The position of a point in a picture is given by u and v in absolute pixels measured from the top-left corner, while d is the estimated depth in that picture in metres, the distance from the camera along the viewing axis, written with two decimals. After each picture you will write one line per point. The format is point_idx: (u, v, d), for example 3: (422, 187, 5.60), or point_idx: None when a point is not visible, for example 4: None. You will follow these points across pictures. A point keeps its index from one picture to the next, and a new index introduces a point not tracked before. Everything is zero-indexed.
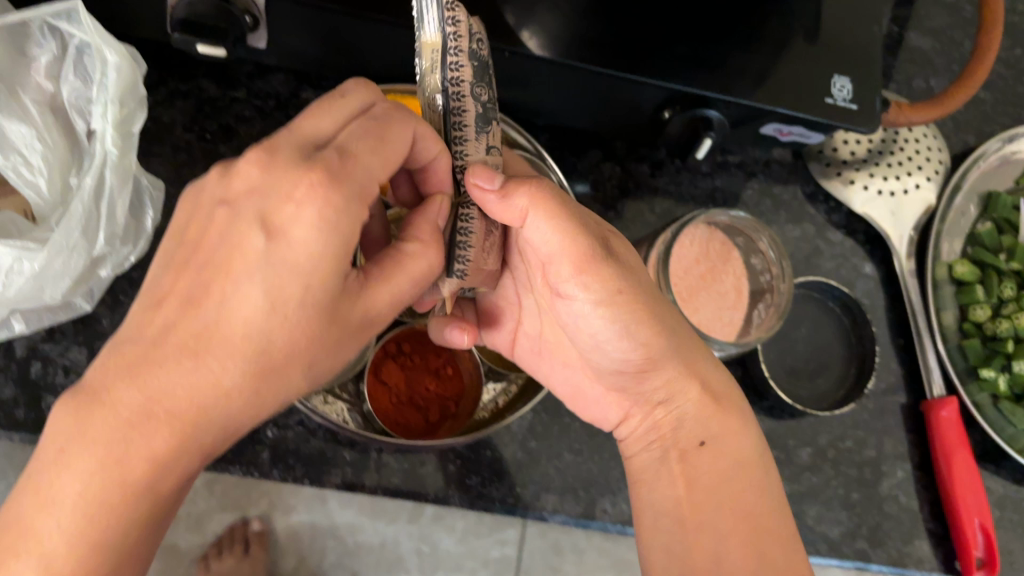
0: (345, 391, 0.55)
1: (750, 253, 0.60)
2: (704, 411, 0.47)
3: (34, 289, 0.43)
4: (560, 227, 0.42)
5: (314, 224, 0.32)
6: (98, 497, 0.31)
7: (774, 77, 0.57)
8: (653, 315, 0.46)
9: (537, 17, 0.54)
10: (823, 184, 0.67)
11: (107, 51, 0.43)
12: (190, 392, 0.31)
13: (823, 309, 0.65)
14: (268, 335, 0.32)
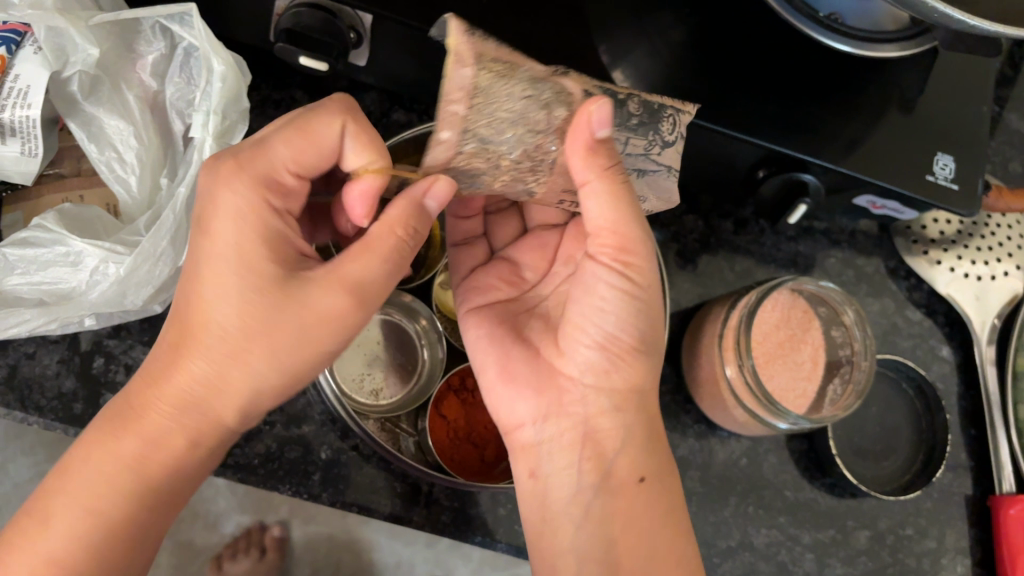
0: (404, 423, 0.54)
1: (832, 325, 0.58)
2: (642, 444, 0.45)
3: (117, 294, 0.45)
4: (622, 209, 0.41)
5: (234, 220, 0.38)
6: (115, 475, 0.40)
7: (873, 147, 0.55)
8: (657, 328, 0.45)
9: (632, 57, 0.55)
10: (908, 261, 0.65)
11: (215, 60, 0.44)
12: (189, 381, 0.39)
13: (895, 389, 0.63)
14: (219, 329, 0.38)
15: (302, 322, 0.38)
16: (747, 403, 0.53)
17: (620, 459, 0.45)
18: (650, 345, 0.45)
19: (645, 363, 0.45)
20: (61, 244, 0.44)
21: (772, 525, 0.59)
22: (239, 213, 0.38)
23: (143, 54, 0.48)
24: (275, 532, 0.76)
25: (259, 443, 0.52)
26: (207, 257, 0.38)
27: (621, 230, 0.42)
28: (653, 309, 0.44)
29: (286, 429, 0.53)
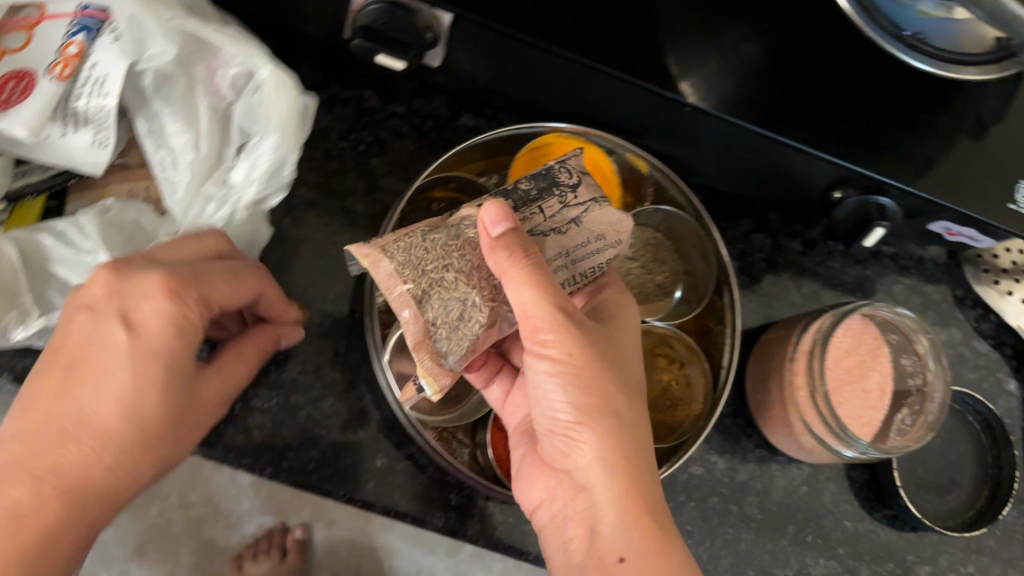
0: (462, 433, 0.52)
1: (902, 352, 0.56)
2: (631, 520, 0.40)
3: None
4: (540, 291, 0.38)
5: (161, 307, 0.40)
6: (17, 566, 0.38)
7: (953, 171, 0.53)
8: (619, 389, 0.42)
9: (704, 66, 0.51)
10: (976, 290, 0.63)
11: None
12: (76, 462, 0.39)
13: (959, 421, 0.61)
14: (115, 402, 0.39)
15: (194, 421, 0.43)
16: (816, 429, 0.52)
17: (607, 539, 0.40)
18: (609, 410, 0.41)
19: (614, 435, 0.41)
20: (96, 254, 0.45)
21: (830, 556, 0.58)
22: (162, 316, 0.40)
23: (224, 65, 0.45)
24: (297, 534, 0.81)
25: (313, 447, 0.51)
26: (145, 344, 0.39)
27: (532, 312, 0.39)
28: (603, 378, 0.41)
29: (342, 433, 0.51)
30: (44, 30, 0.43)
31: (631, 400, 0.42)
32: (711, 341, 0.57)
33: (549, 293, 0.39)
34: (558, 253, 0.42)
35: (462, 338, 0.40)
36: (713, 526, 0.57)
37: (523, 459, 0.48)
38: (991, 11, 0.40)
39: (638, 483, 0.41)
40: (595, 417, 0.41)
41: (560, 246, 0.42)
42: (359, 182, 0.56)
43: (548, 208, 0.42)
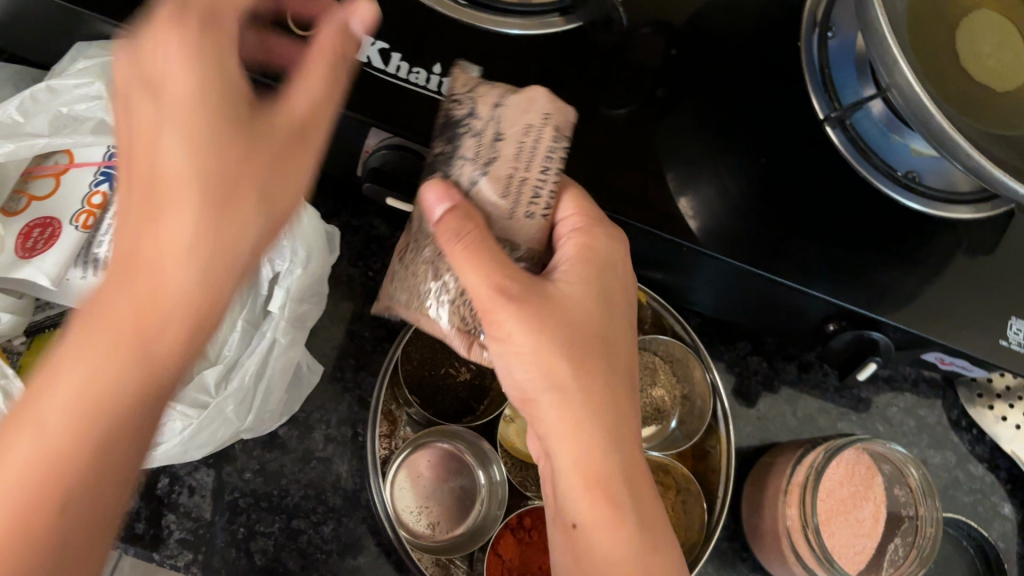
0: (459, 561, 0.53)
1: (895, 481, 0.57)
2: (584, 487, 0.41)
3: (179, 452, 0.46)
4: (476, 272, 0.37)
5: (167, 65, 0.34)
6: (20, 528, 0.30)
7: (938, 309, 0.55)
8: (571, 358, 0.40)
9: (695, 190, 0.54)
10: (971, 413, 0.64)
11: None
12: (81, 387, 0.32)
13: (954, 547, 0.62)
14: (165, 281, 0.33)
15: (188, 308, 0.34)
16: (808, 557, 0.52)
17: (566, 498, 0.42)
18: (553, 387, 0.40)
19: (570, 417, 0.40)
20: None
21: None
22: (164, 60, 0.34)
23: None
24: None
25: (313, 571, 0.52)
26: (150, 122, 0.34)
27: (474, 292, 0.38)
28: (560, 331, 0.40)
29: (342, 558, 0.52)
30: (72, 177, 0.46)
31: (591, 365, 0.40)
32: (708, 464, 0.58)
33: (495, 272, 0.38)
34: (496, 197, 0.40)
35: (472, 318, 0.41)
36: None
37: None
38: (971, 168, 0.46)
39: (596, 452, 0.40)
40: (544, 395, 0.40)
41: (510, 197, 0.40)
42: (366, 306, 0.57)
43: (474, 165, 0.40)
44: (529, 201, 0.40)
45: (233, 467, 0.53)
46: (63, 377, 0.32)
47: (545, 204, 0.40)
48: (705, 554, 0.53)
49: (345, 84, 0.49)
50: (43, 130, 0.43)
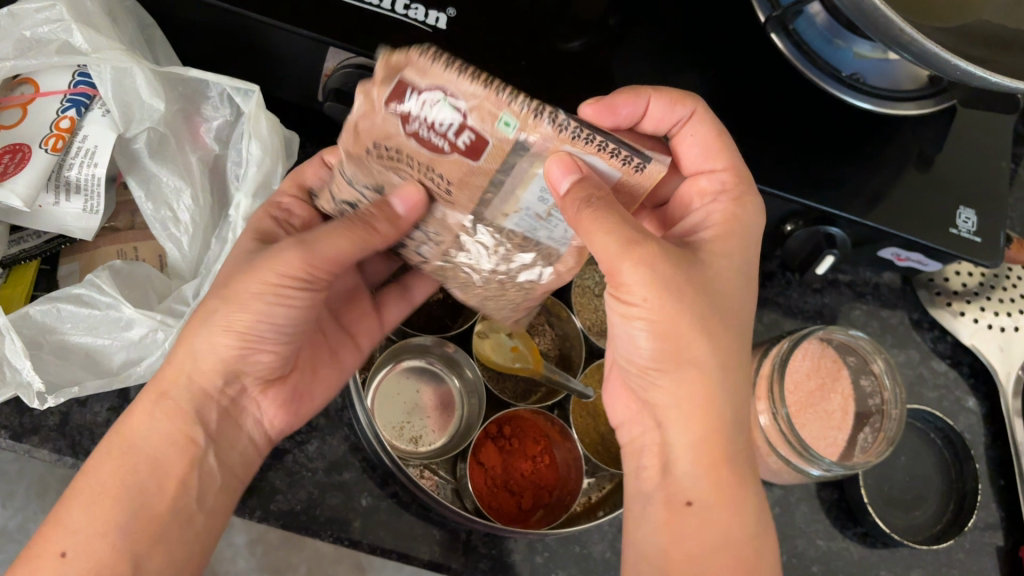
0: (443, 470, 0.55)
1: (861, 374, 0.59)
2: (698, 466, 0.41)
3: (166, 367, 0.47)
4: (614, 237, 0.38)
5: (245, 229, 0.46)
6: (117, 495, 0.42)
7: (890, 199, 0.56)
8: (708, 329, 0.40)
9: None
10: (931, 313, 0.67)
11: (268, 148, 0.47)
12: (129, 468, 0.42)
13: (923, 440, 0.64)
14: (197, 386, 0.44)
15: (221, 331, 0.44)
16: (782, 449, 0.54)
17: (680, 475, 0.42)
18: (689, 359, 0.40)
19: (704, 390, 0.41)
20: (115, 311, 0.46)
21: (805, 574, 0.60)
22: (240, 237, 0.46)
23: (206, 120, 0.50)
24: None
25: (301, 489, 0.53)
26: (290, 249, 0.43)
27: (600, 253, 0.39)
28: (697, 294, 0.40)
29: (328, 474, 0.54)
30: (38, 106, 0.46)
31: (723, 342, 0.41)
32: None
33: (620, 233, 0.38)
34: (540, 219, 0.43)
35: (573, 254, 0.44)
36: None
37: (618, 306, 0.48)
38: (917, 52, 0.44)
39: (716, 433, 0.41)
40: (677, 366, 0.41)
41: (513, 196, 0.41)
42: None
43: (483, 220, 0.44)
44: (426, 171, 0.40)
45: None
46: (98, 488, 0.42)
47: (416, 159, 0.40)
48: None
49: (299, 5, 0.50)
50: (8, 52, 0.45)
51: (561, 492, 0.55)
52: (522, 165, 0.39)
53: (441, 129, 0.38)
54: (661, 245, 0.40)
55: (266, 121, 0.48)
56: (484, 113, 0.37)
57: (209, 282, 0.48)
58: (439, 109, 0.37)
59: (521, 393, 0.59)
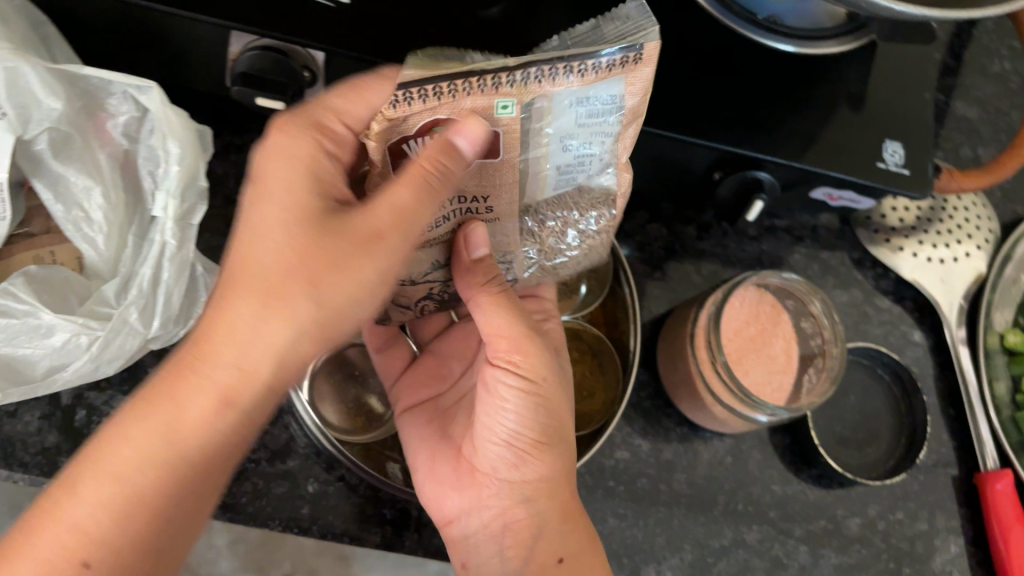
0: (388, 446, 0.55)
1: (801, 316, 0.59)
2: (564, 525, 0.47)
3: (89, 369, 0.46)
4: (504, 324, 0.44)
5: (280, 157, 0.38)
6: (127, 496, 0.35)
7: (823, 140, 0.56)
8: (562, 413, 0.46)
9: None
10: (871, 251, 0.67)
11: (170, 142, 0.47)
12: (134, 459, 0.35)
13: (872, 377, 0.64)
14: (242, 366, 0.36)
15: (265, 294, 0.35)
16: (725, 398, 0.54)
17: (542, 545, 0.46)
18: (561, 439, 0.46)
19: (569, 466, 0.47)
20: (32, 316, 0.44)
21: (763, 521, 0.60)
22: (275, 170, 0.37)
23: (111, 116, 0.48)
24: None
25: (245, 481, 0.53)
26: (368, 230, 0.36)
27: (498, 333, 0.44)
28: (555, 395, 0.46)
29: (271, 464, 0.54)
30: None
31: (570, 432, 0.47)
32: (621, 332, 0.59)
33: (521, 319, 0.44)
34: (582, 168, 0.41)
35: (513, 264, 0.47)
36: (646, 507, 0.58)
37: (427, 456, 0.50)
38: None
39: (567, 502, 0.47)
40: (549, 443, 0.46)
41: (543, 178, 0.41)
42: None
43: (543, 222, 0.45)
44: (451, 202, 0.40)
45: None
46: (99, 482, 0.35)
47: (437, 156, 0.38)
48: (626, 393, 0.55)
49: None
50: None
51: None
52: (533, 127, 0.37)
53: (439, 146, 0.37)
54: (547, 346, 0.45)
55: (175, 116, 0.47)
56: (480, 104, 0.35)
57: (131, 281, 0.47)
58: (434, 132, 0.36)
59: None
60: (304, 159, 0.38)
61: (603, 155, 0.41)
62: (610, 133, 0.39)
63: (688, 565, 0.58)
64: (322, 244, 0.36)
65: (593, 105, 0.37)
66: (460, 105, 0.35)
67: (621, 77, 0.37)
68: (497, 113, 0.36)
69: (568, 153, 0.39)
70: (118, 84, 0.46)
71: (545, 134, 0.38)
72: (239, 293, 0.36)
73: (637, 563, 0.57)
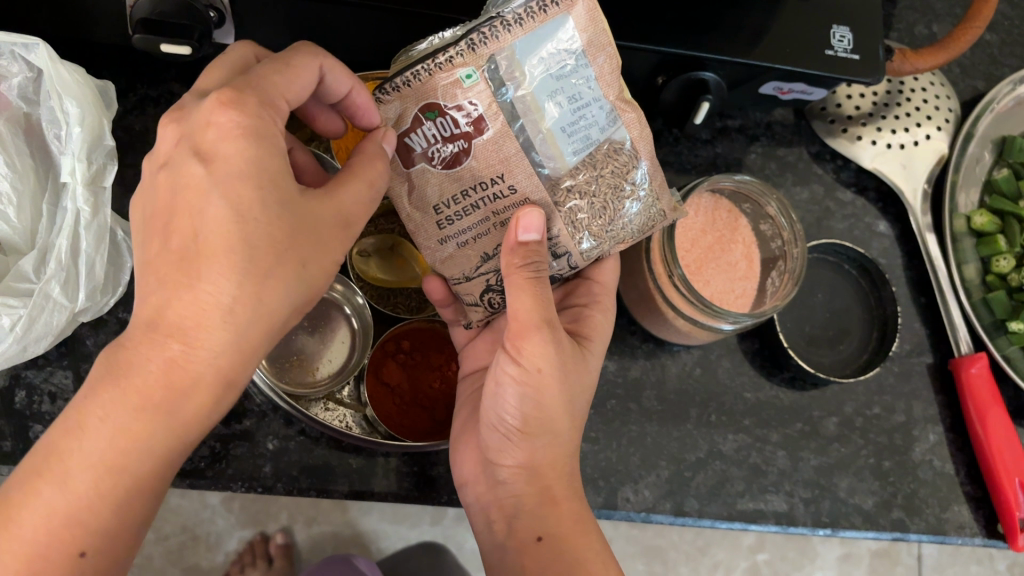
0: (348, 396, 0.53)
1: (759, 219, 0.57)
2: (542, 506, 0.42)
3: (17, 350, 0.44)
4: (522, 304, 0.40)
5: (240, 139, 0.32)
6: (121, 472, 0.33)
7: (770, 33, 0.52)
8: (562, 393, 0.42)
9: None
10: (829, 143, 0.64)
11: (67, 101, 0.45)
12: (133, 445, 0.33)
13: (839, 273, 0.62)
14: (236, 347, 0.33)
15: (274, 273, 0.32)
16: (689, 311, 0.52)
17: (525, 521, 0.42)
18: (553, 428, 0.42)
19: (566, 459, 0.44)
20: None
21: (738, 429, 0.59)
22: (245, 157, 0.32)
23: (4, 79, 0.46)
24: None
25: (203, 446, 0.51)
26: (345, 199, 0.35)
27: (517, 312, 0.40)
28: (569, 379, 0.42)
29: (227, 425, 0.52)
30: None
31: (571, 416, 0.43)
32: None
33: (539, 307, 0.40)
34: (586, 121, 0.41)
35: (593, 244, 0.44)
36: (617, 428, 0.57)
37: (466, 422, 0.49)
38: None
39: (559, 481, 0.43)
40: (538, 434, 0.42)
41: (542, 134, 0.40)
42: None
43: (574, 204, 0.42)
44: (439, 146, 0.40)
45: (90, 364, 0.52)
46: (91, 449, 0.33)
47: (439, 137, 0.40)
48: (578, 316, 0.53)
49: None
50: None
51: None
52: (511, 96, 0.40)
53: (450, 131, 0.40)
54: (557, 335, 0.41)
55: (68, 72, 0.44)
56: (449, 74, 0.39)
57: (49, 253, 0.46)
58: (427, 119, 0.39)
59: (417, 305, 0.55)
60: (257, 137, 0.32)
61: (595, 99, 0.41)
62: (589, 79, 0.40)
63: (665, 482, 0.57)
64: (301, 228, 0.33)
65: (556, 55, 0.39)
66: (439, 88, 0.39)
67: (563, 16, 0.39)
68: (464, 82, 0.39)
69: (564, 111, 0.40)
70: (3, 44, 0.44)
71: (530, 96, 0.40)
72: (213, 272, 0.31)
73: (614, 485, 0.56)
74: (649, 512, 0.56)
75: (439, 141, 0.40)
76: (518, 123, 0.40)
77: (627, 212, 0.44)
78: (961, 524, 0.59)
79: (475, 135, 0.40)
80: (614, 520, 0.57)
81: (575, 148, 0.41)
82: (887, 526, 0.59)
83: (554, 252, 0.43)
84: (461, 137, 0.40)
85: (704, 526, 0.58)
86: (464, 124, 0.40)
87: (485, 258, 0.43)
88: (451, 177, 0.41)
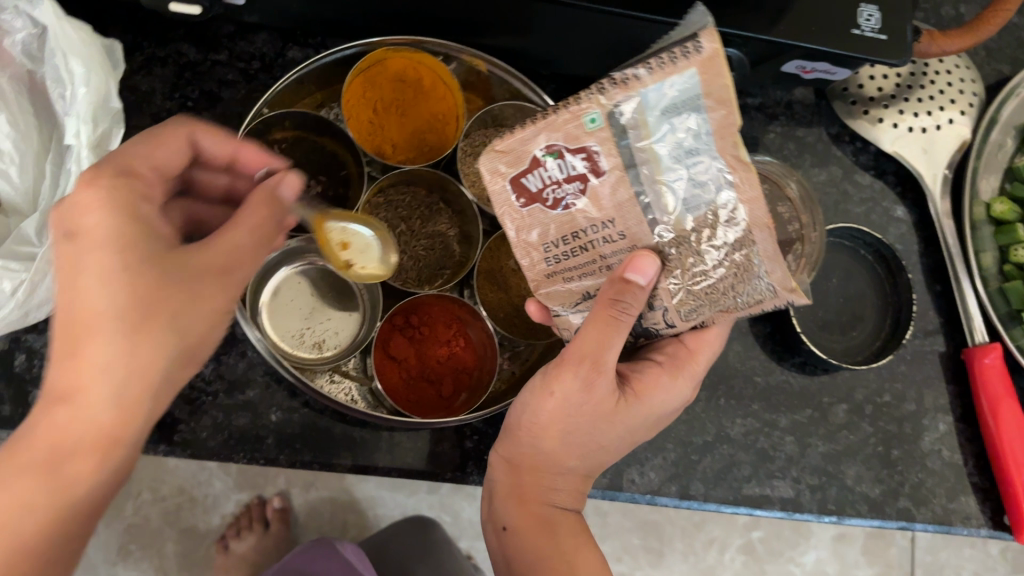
0: (354, 367, 0.52)
1: (776, 201, 0.53)
2: (512, 497, 0.44)
3: (19, 314, 0.44)
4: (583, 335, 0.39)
5: (101, 209, 0.33)
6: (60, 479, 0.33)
7: (795, 8, 0.50)
8: (580, 424, 0.42)
9: None
10: (850, 125, 0.63)
11: (72, 61, 0.44)
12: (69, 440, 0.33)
13: (854, 259, 0.61)
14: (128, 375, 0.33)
15: (177, 330, 0.34)
16: None
17: (500, 507, 0.45)
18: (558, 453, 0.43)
19: (559, 472, 0.44)
20: None
21: (747, 414, 0.58)
22: (101, 224, 0.33)
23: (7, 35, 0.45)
24: None
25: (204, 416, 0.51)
26: (224, 256, 0.36)
27: (578, 343, 0.39)
28: (598, 418, 0.42)
29: (229, 396, 0.52)
30: None
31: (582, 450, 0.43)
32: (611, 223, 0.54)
33: (595, 343, 0.39)
34: (701, 179, 0.37)
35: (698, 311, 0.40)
36: None
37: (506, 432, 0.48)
38: None
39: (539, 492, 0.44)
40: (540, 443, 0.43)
41: (656, 189, 0.37)
42: None
43: (696, 263, 0.38)
44: (558, 185, 0.37)
45: None
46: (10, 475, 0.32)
47: (557, 176, 0.37)
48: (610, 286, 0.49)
49: None
50: None
51: (481, 373, 0.52)
52: (631, 144, 0.36)
53: (567, 172, 0.37)
54: (600, 378, 0.40)
55: (74, 31, 0.43)
56: (572, 116, 0.36)
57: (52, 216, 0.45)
58: (546, 161, 0.37)
59: (424, 279, 0.54)
60: (120, 202, 0.34)
61: (716, 158, 0.36)
62: (707, 132, 0.36)
63: (671, 464, 0.57)
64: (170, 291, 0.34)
65: (679, 109, 0.36)
66: (566, 127, 0.37)
67: (693, 68, 0.35)
68: (588, 126, 0.36)
69: (682, 166, 0.37)
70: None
71: (651, 147, 0.36)
72: (102, 339, 0.33)
73: (620, 466, 0.57)
74: (654, 495, 0.57)
75: (557, 181, 0.37)
76: (632, 172, 0.37)
77: (748, 291, 0.38)
78: (967, 515, 0.59)
79: (593, 178, 0.37)
80: (619, 501, 0.57)
81: (689, 207, 0.37)
82: (892, 515, 0.58)
83: (651, 303, 0.40)
84: (578, 178, 0.37)
85: (709, 510, 0.58)
86: (583, 166, 0.37)
87: (588, 296, 0.41)
88: (568, 219, 0.38)
